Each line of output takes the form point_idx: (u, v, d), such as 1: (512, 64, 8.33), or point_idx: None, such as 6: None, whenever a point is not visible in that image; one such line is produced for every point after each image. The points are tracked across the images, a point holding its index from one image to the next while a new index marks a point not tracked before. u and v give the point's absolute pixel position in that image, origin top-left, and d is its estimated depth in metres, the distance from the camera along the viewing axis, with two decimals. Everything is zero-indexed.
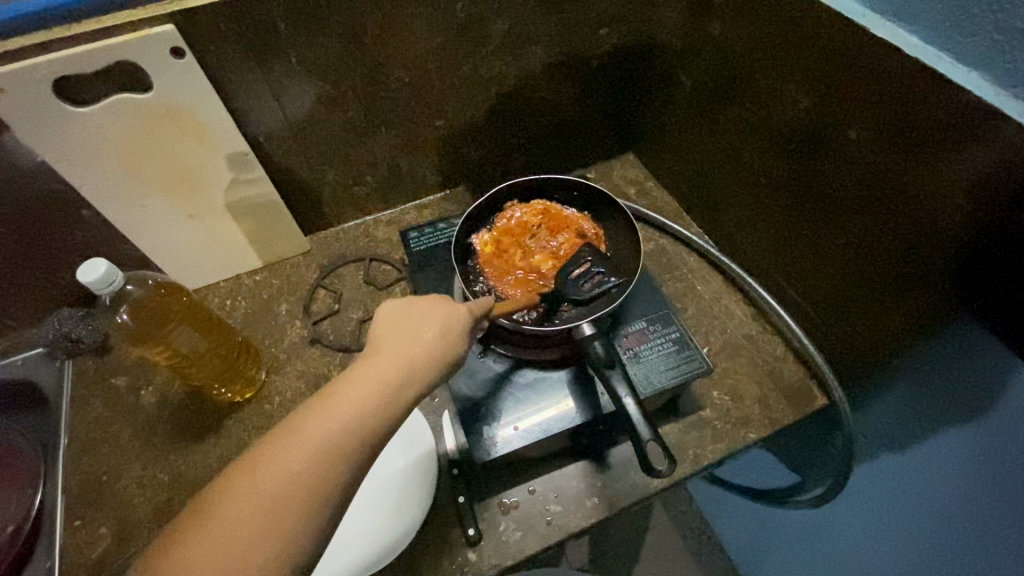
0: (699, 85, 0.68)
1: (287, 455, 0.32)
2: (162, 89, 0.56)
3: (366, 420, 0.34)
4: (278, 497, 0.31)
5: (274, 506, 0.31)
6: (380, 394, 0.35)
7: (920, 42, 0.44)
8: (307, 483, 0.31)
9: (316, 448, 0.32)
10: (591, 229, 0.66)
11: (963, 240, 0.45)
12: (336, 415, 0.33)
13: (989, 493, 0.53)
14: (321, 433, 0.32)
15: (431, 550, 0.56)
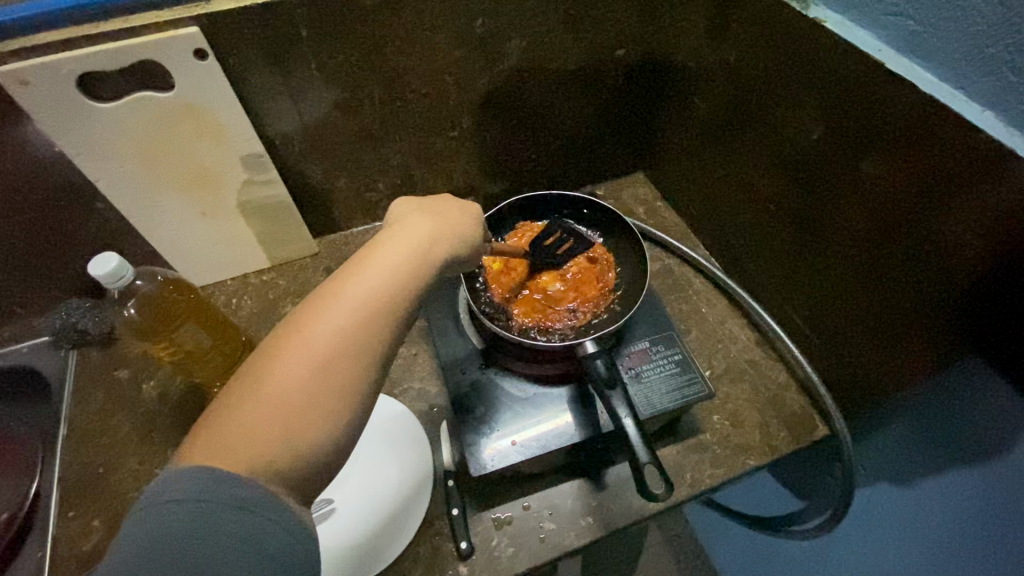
0: (712, 109, 0.69)
1: (352, 280, 0.37)
2: (183, 88, 0.56)
3: (407, 274, 0.38)
4: (327, 347, 0.34)
5: (350, 317, 0.35)
6: (411, 266, 0.39)
7: (935, 79, 0.45)
8: (356, 336, 0.35)
9: (359, 306, 0.36)
10: (601, 254, 0.67)
11: (970, 276, 0.45)
12: (384, 264, 0.38)
13: (986, 534, 0.52)
14: (362, 293, 0.36)
15: (421, 561, 0.56)
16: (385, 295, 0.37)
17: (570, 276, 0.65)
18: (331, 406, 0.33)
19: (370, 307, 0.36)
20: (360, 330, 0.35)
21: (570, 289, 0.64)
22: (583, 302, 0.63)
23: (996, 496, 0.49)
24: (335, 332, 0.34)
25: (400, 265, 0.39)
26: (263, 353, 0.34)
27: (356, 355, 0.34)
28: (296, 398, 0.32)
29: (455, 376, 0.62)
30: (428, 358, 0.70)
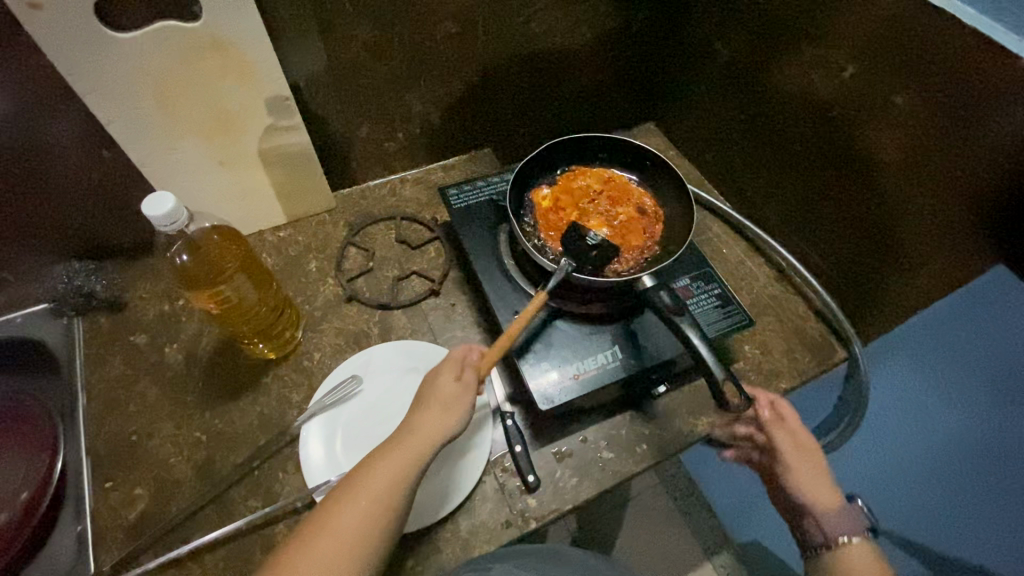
0: (737, 54, 0.71)
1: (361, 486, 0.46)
2: (211, 19, 0.52)
3: (396, 477, 0.46)
4: (338, 543, 0.43)
5: (356, 517, 0.44)
6: (408, 463, 0.47)
7: (975, 12, 0.47)
8: (357, 542, 0.43)
9: (359, 509, 0.44)
10: (651, 208, 0.67)
11: (1000, 195, 0.49)
12: (382, 477, 0.46)
13: (988, 438, 0.58)
14: (379, 479, 0.46)
15: (491, 498, 0.57)
16: (381, 507, 0.45)
17: (617, 223, 0.65)
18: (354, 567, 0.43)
19: (370, 515, 0.45)
20: (360, 534, 0.44)
21: (616, 235, 0.64)
22: (628, 249, 0.63)
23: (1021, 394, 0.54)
24: (346, 529, 0.44)
25: (407, 449, 0.48)
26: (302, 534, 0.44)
27: (357, 556, 0.43)
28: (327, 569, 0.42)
29: (511, 320, 0.61)
30: (467, 308, 0.70)
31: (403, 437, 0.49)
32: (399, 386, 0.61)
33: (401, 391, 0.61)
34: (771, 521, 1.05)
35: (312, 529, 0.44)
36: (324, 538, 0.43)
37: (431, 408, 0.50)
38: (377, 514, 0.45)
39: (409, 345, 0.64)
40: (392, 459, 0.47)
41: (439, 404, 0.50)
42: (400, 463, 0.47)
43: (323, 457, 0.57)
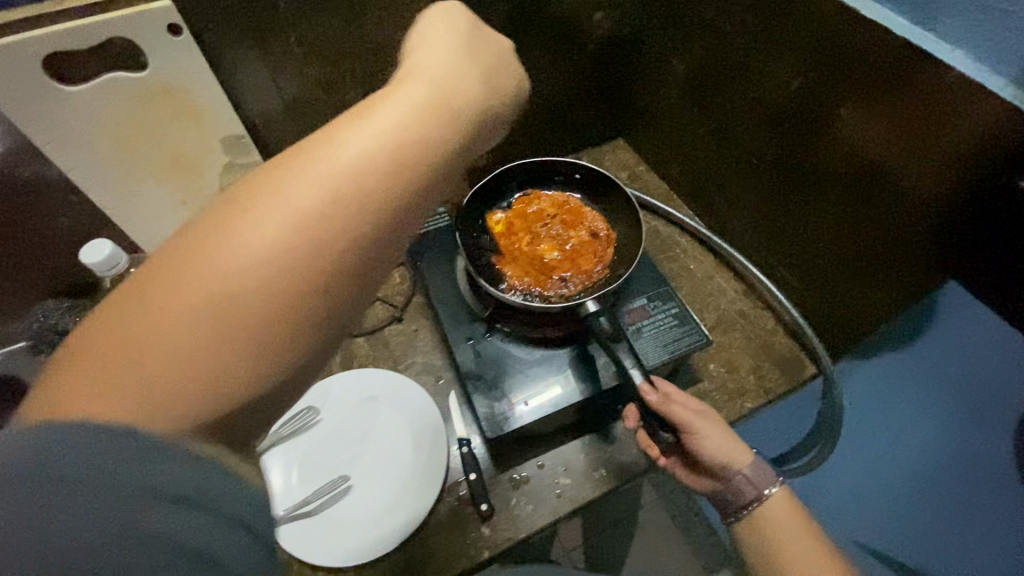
0: (694, 69, 0.70)
1: (297, 171, 0.26)
2: (156, 68, 0.54)
3: (417, 168, 0.28)
4: (232, 315, 0.24)
5: (293, 229, 0.25)
6: (340, 171, 0.27)
7: (907, 23, 0.47)
8: (299, 216, 0.26)
9: (272, 251, 0.25)
10: (604, 231, 0.67)
11: (952, 205, 0.47)
12: (378, 141, 0.28)
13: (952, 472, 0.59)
14: (390, 148, 0.28)
15: (444, 527, 0.57)
16: (312, 245, 0.25)
17: (568, 247, 0.66)
18: (284, 320, 0.25)
19: (300, 267, 0.25)
20: (277, 237, 0.25)
21: (566, 260, 0.65)
22: (576, 274, 0.63)
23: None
24: (248, 267, 0.24)
25: (423, 129, 0.29)
26: (158, 269, 0.24)
27: (273, 301, 0.25)
28: (216, 309, 0.24)
29: (462, 346, 0.62)
30: (429, 332, 0.70)
31: (358, 131, 0.28)
32: (357, 416, 0.62)
33: (359, 421, 0.62)
34: None
35: (181, 246, 0.25)
36: (234, 246, 0.25)
37: (418, 105, 0.30)
38: (313, 250, 0.25)
39: (369, 374, 0.65)
40: (344, 152, 0.27)
41: (457, 107, 0.31)
42: (357, 179, 0.27)
43: (280, 489, 0.58)
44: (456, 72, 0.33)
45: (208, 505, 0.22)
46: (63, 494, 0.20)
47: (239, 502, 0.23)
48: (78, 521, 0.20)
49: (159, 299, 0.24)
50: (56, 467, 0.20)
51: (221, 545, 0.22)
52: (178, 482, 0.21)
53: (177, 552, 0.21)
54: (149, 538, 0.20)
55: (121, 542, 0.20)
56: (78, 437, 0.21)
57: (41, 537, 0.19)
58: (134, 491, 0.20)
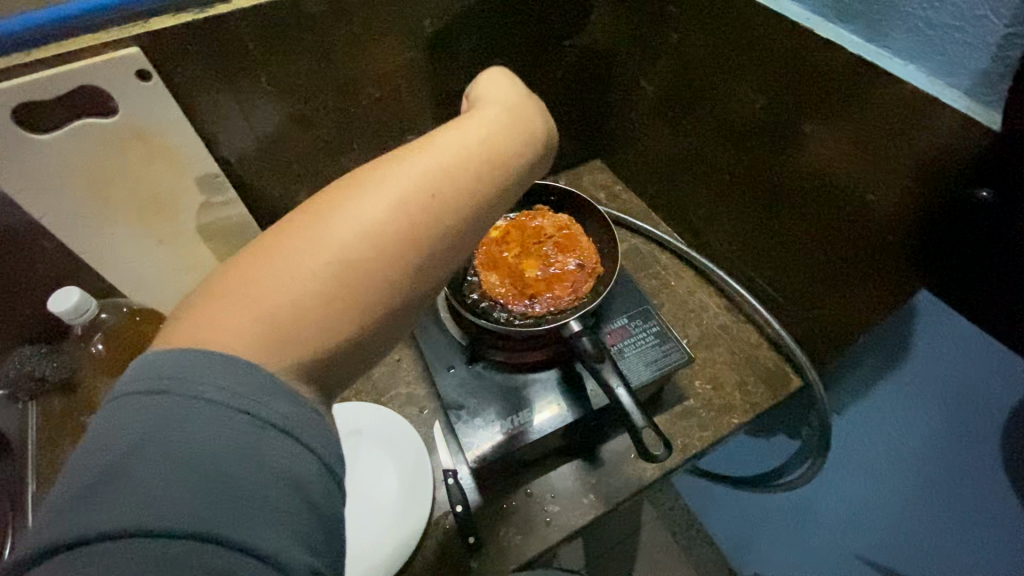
0: (660, 89, 0.71)
1: (374, 190, 0.31)
2: (129, 112, 0.54)
3: (453, 189, 0.33)
4: (334, 277, 0.29)
5: (373, 238, 0.30)
6: (436, 181, 0.33)
7: (861, 40, 0.48)
8: (383, 221, 0.31)
9: (372, 230, 0.30)
10: (591, 265, 0.65)
11: (916, 220, 0.48)
12: (432, 164, 0.33)
13: (938, 480, 0.61)
14: (433, 167, 0.33)
15: (431, 561, 0.56)
16: (406, 227, 0.31)
17: (552, 270, 0.64)
18: (367, 300, 0.30)
19: (393, 235, 0.31)
20: (364, 239, 0.30)
21: (543, 281, 0.64)
22: (547, 295, 0.62)
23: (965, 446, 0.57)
24: (361, 238, 0.30)
25: (477, 155, 0.35)
26: (280, 246, 0.30)
27: (358, 284, 0.29)
28: (329, 286, 0.29)
29: (444, 376, 0.62)
30: (412, 361, 0.70)
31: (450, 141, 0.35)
32: (340, 452, 0.60)
33: (342, 457, 0.60)
34: (767, 560, 0.97)
35: (307, 223, 0.30)
36: (345, 232, 0.30)
37: (499, 126, 0.38)
38: (408, 232, 0.31)
39: (351, 409, 0.63)
40: (415, 169, 0.33)
41: (513, 131, 0.38)
42: (440, 176, 0.33)
43: None
44: (522, 116, 0.39)
45: (302, 439, 0.26)
46: (196, 410, 0.24)
47: (326, 443, 0.27)
48: (207, 435, 0.24)
49: (285, 261, 0.29)
50: (199, 383, 0.25)
51: (307, 479, 0.25)
52: (284, 415, 0.25)
53: (269, 471, 0.24)
54: (258, 457, 0.24)
55: (230, 459, 0.23)
56: (206, 358, 0.25)
57: (183, 440, 0.23)
58: (252, 415, 0.25)
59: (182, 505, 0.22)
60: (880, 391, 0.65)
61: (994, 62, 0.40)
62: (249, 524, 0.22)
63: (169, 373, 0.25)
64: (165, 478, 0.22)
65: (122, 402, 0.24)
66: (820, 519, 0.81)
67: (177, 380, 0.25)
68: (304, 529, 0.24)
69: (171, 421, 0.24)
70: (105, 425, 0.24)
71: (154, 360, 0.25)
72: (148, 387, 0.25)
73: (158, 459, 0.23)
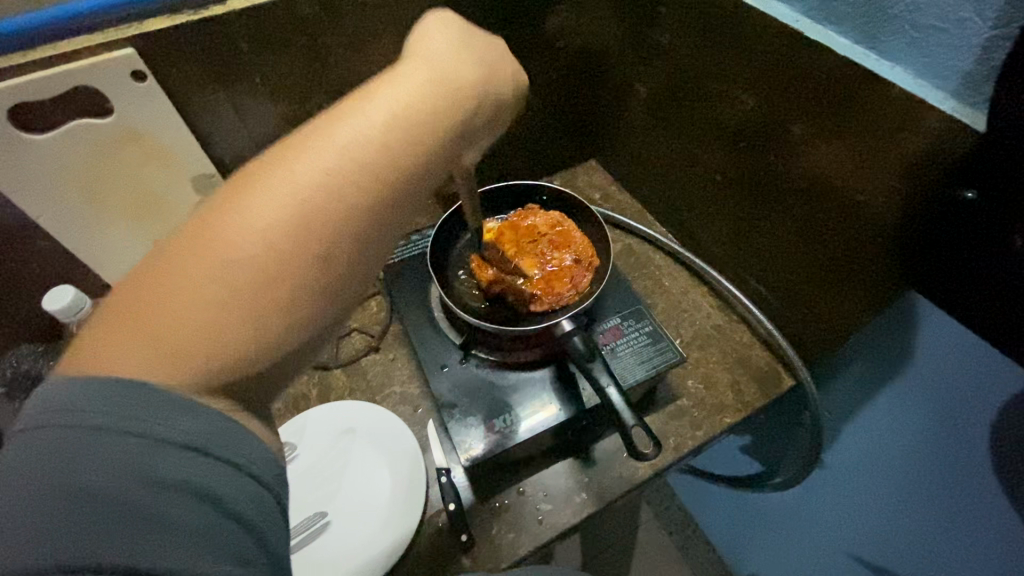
0: (653, 91, 0.72)
1: (278, 180, 0.28)
2: (123, 113, 0.55)
3: (365, 171, 0.30)
4: (237, 281, 0.27)
5: (278, 237, 0.28)
6: (345, 166, 0.29)
7: (849, 42, 0.48)
8: (291, 217, 0.28)
9: (275, 228, 0.28)
10: (587, 261, 0.65)
11: (905, 220, 0.48)
12: (344, 143, 0.30)
13: (930, 480, 0.61)
14: (341, 147, 0.30)
15: (423, 559, 0.57)
16: (315, 219, 0.28)
17: (548, 267, 0.65)
18: (283, 305, 0.27)
19: (302, 231, 0.28)
20: (264, 241, 0.27)
21: (541, 280, 0.64)
22: (546, 293, 0.63)
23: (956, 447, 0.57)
24: (257, 238, 0.27)
25: (394, 129, 0.31)
26: (175, 253, 0.27)
27: (265, 288, 0.27)
28: (232, 295, 0.27)
29: (438, 375, 0.62)
30: (406, 360, 0.70)
31: (375, 107, 0.31)
32: (335, 450, 0.61)
33: (336, 456, 0.60)
34: (762, 558, 0.98)
35: (201, 227, 0.28)
36: (242, 233, 0.27)
37: (420, 91, 0.33)
38: (316, 225, 0.28)
39: (347, 408, 0.64)
40: (320, 151, 0.29)
41: (441, 94, 0.33)
42: (343, 154, 0.29)
43: None
44: (449, 74, 0.34)
45: (216, 454, 0.25)
46: (90, 438, 0.23)
47: (247, 452, 0.26)
48: (104, 465, 0.23)
49: (172, 273, 0.27)
50: (88, 413, 0.24)
51: (223, 491, 0.25)
52: (189, 432, 0.25)
53: (182, 489, 0.24)
54: (162, 480, 0.24)
55: (134, 487, 0.23)
56: (101, 386, 0.24)
57: (79, 471, 0.23)
58: (150, 439, 0.24)
59: (87, 539, 0.22)
60: (870, 392, 0.64)
61: (979, 64, 0.40)
62: (160, 546, 0.23)
63: (61, 403, 0.24)
64: (64, 513, 0.22)
65: (18, 436, 0.24)
66: (815, 519, 0.81)
67: (70, 414, 0.24)
68: (227, 540, 0.24)
69: (63, 455, 0.23)
70: (2, 463, 0.23)
71: (48, 394, 0.25)
72: (43, 421, 0.24)
73: (55, 494, 0.22)
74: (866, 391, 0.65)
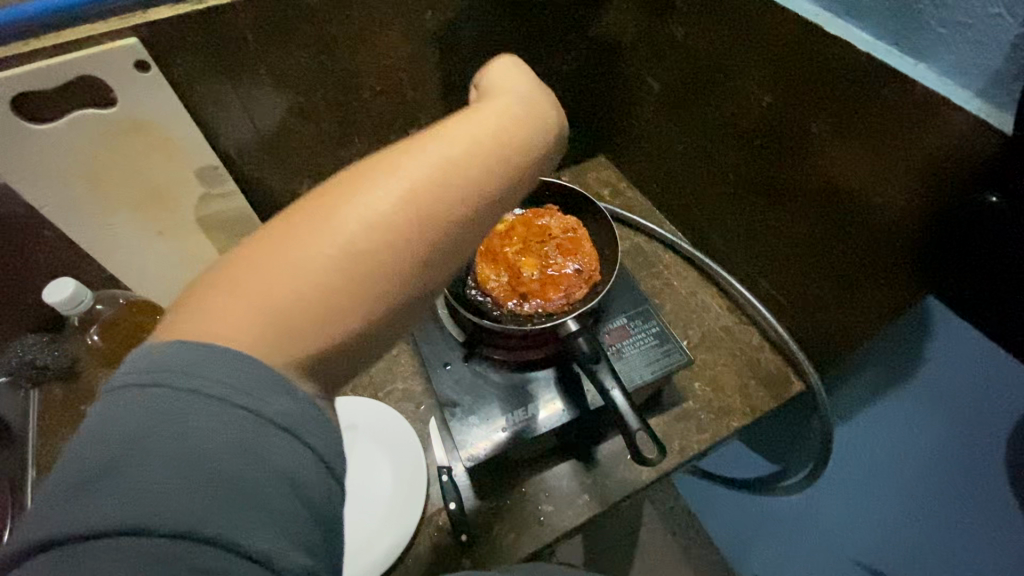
0: (667, 87, 0.70)
1: (357, 198, 0.30)
2: (128, 103, 0.54)
3: (439, 201, 0.31)
4: (314, 282, 0.28)
5: (353, 251, 0.29)
6: (421, 191, 0.31)
7: (872, 39, 0.46)
8: (370, 233, 0.30)
9: (356, 240, 0.29)
10: (589, 272, 0.63)
11: (925, 225, 0.47)
12: (425, 169, 0.32)
13: (944, 491, 0.60)
14: (423, 173, 0.31)
15: (423, 559, 0.56)
16: (393, 239, 0.30)
17: (547, 272, 0.63)
18: (351, 310, 0.29)
19: (377, 248, 0.30)
20: (343, 254, 0.29)
21: (536, 282, 0.63)
22: (538, 297, 0.61)
23: (970, 458, 0.56)
24: (343, 246, 0.29)
25: (474, 163, 0.33)
26: (268, 242, 0.29)
27: (339, 297, 0.29)
28: (309, 295, 0.28)
29: (440, 372, 0.62)
30: (410, 357, 0.70)
31: (455, 140, 0.33)
32: None
33: (337, 453, 0.60)
34: (768, 562, 0.96)
35: (292, 222, 0.30)
36: (320, 238, 0.29)
37: (505, 128, 0.35)
38: (395, 247, 0.30)
39: (347, 404, 0.63)
40: (404, 172, 0.31)
41: (525, 137, 0.35)
42: (444, 170, 0.32)
43: None
44: (533, 115, 0.36)
45: (304, 438, 0.25)
46: (192, 402, 0.24)
47: (328, 440, 0.26)
48: (207, 433, 0.24)
49: (280, 254, 0.28)
50: (193, 379, 0.24)
51: (303, 476, 0.25)
52: (283, 412, 0.25)
53: (261, 472, 0.24)
54: (257, 454, 0.24)
55: (230, 457, 0.23)
56: (201, 351, 0.25)
57: (169, 440, 0.23)
58: (250, 411, 0.25)
59: (184, 501, 0.22)
60: (883, 399, 0.63)
61: (1008, 63, 0.39)
62: (243, 521, 0.23)
63: (165, 362, 0.25)
64: (162, 477, 0.22)
65: (109, 396, 0.24)
66: (821, 524, 0.80)
67: (172, 374, 0.25)
68: (295, 524, 0.24)
69: (170, 415, 0.24)
70: (105, 414, 0.24)
71: (155, 352, 0.25)
72: (147, 379, 0.24)
73: (155, 458, 0.23)
74: (880, 398, 0.63)
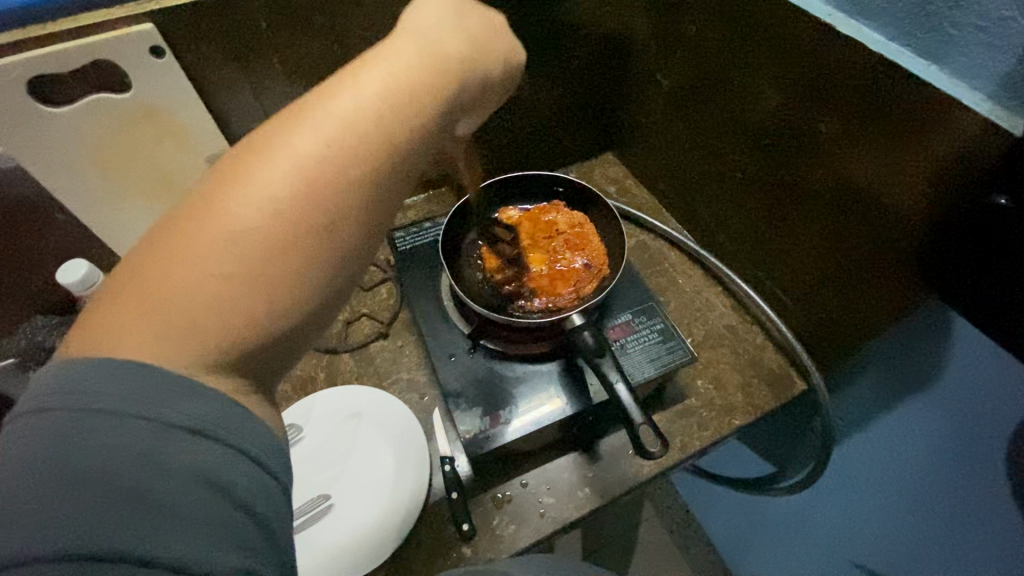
0: (677, 85, 0.70)
1: (271, 159, 0.29)
2: (141, 89, 0.55)
3: (356, 149, 0.30)
4: (242, 256, 0.27)
5: (278, 214, 0.28)
6: (339, 137, 0.30)
7: (884, 39, 0.46)
8: (294, 192, 0.29)
9: (279, 204, 0.28)
10: (597, 267, 0.64)
11: (931, 225, 0.47)
12: (341, 114, 0.31)
13: (944, 493, 0.60)
14: (338, 119, 0.30)
15: (424, 548, 0.57)
16: (321, 192, 0.29)
17: (556, 266, 0.64)
18: (292, 268, 0.28)
19: (306, 207, 0.29)
20: (267, 219, 0.28)
21: (545, 277, 0.63)
22: (547, 291, 0.62)
23: (973, 462, 0.56)
24: (262, 211, 0.28)
25: (391, 104, 0.32)
26: (181, 229, 0.28)
27: (275, 262, 0.28)
28: (240, 272, 0.27)
29: (445, 364, 0.62)
30: (414, 348, 0.70)
31: (370, 79, 0.32)
32: (339, 433, 0.61)
33: (339, 440, 0.61)
34: (766, 561, 0.97)
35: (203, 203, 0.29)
36: (241, 208, 0.28)
37: (416, 59, 0.34)
38: (318, 199, 0.29)
39: (352, 391, 0.64)
40: (320, 120, 0.30)
41: (438, 67, 0.34)
42: (350, 126, 0.31)
43: None
44: (440, 45, 0.35)
45: (221, 439, 0.25)
46: (96, 421, 0.24)
47: (248, 438, 0.26)
48: (116, 448, 0.23)
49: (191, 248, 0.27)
50: (80, 398, 0.24)
51: (230, 478, 0.25)
52: (192, 416, 0.25)
53: (188, 476, 0.24)
54: (165, 464, 0.24)
55: (143, 471, 0.23)
56: (103, 366, 0.25)
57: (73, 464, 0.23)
58: (158, 424, 0.24)
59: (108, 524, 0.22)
60: (887, 401, 0.63)
61: (1018, 66, 0.39)
62: (171, 533, 0.23)
63: (63, 388, 0.24)
64: (80, 505, 0.22)
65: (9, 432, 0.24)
66: (820, 525, 0.80)
67: (74, 398, 0.24)
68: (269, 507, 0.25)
69: (73, 437, 0.23)
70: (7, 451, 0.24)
71: (51, 380, 0.25)
72: (56, 403, 0.24)
73: (61, 482, 0.22)
74: (882, 400, 0.63)
